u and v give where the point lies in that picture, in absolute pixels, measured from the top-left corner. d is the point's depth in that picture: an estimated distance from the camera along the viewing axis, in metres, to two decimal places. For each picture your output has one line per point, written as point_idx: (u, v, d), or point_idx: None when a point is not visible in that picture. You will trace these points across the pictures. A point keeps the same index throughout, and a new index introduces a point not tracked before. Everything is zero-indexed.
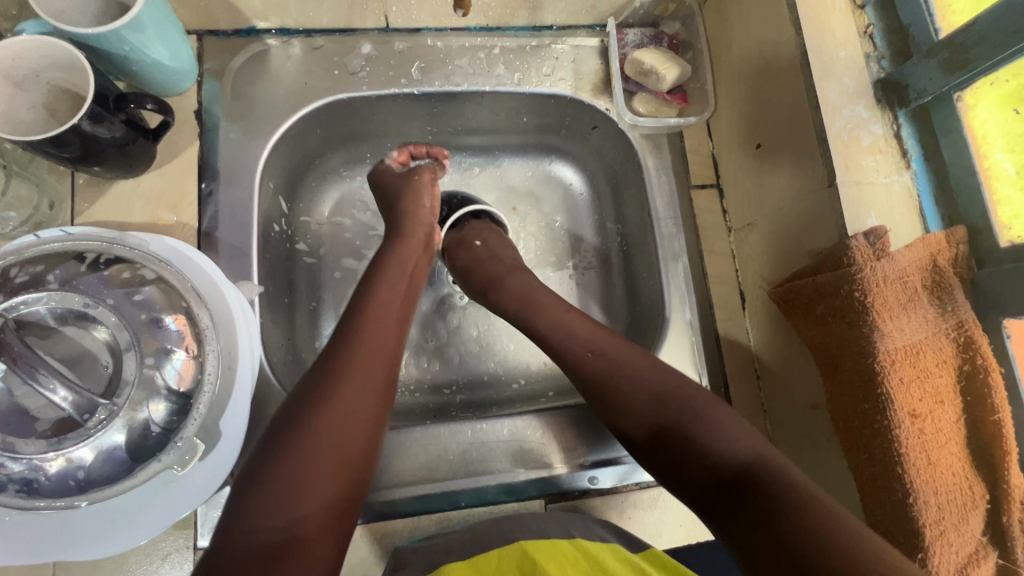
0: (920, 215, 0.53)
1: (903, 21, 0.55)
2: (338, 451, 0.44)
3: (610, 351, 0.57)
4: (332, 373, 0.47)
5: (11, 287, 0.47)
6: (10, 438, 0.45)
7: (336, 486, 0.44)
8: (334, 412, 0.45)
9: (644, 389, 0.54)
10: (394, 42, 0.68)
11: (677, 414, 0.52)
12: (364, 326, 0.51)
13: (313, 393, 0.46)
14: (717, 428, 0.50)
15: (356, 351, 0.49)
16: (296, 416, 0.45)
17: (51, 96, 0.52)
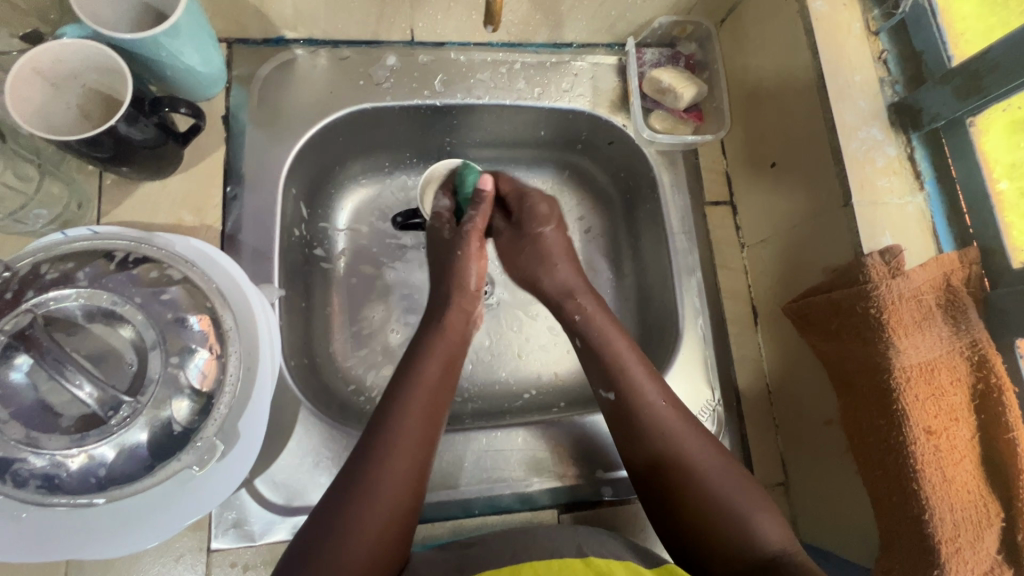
0: (933, 235, 0.55)
1: (916, 48, 0.57)
2: (378, 528, 0.47)
3: (671, 417, 0.56)
4: (391, 438, 0.51)
5: (42, 284, 0.48)
6: (34, 433, 0.45)
7: (387, 544, 0.48)
8: (390, 477, 0.49)
9: (700, 470, 0.53)
10: (418, 55, 0.70)
11: (727, 499, 0.51)
12: (408, 398, 0.54)
13: (371, 457, 0.50)
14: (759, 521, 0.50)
15: (410, 417, 0.53)
16: (357, 479, 0.49)
17: (87, 98, 0.54)
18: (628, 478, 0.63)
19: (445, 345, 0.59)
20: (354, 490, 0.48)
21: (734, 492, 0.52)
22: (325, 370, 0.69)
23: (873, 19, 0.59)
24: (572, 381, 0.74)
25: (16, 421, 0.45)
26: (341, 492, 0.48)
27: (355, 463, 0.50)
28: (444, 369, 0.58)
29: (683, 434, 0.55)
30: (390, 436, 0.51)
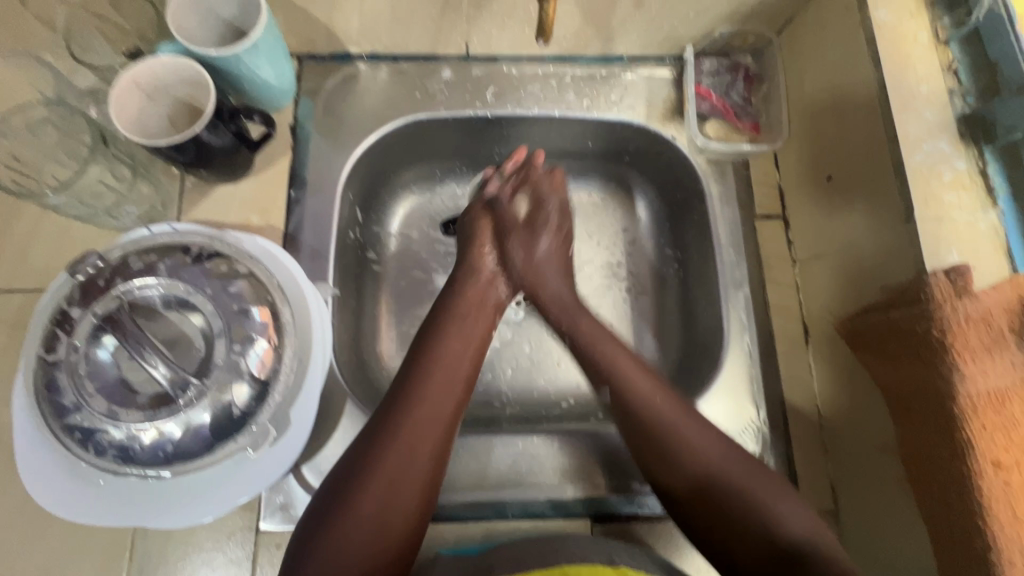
0: (1006, 253, 0.50)
1: (991, 57, 0.54)
2: (406, 474, 0.49)
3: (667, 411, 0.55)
4: (403, 408, 0.52)
5: (129, 273, 0.54)
6: (114, 407, 0.50)
7: (393, 511, 0.48)
8: (399, 444, 0.50)
9: (689, 439, 0.53)
10: (472, 68, 0.72)
11: (749, 490, 0.50)
12: (437, 356, 0.56)
13: (384, 424, 0.51)
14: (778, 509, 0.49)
15: (422, 388, 0.53)
16: (370, 446, 0.50)
17: (175, 108, 0.59)
18: None
19: (467, 320, 0.60)
20: (365, 457, 0.49)
21: (748, 482, 0.51)
22: (372, 367, 0.72)
23: (943, 27, 0.56)
24: None
25: (100, 396, 0.50)
26: (353, 459, 0.50)
27: (369, 431, 0.51)
28: (461, 345, 0.58)
29: (688, 427, 0.53)
30: (402, 406, 0.52)
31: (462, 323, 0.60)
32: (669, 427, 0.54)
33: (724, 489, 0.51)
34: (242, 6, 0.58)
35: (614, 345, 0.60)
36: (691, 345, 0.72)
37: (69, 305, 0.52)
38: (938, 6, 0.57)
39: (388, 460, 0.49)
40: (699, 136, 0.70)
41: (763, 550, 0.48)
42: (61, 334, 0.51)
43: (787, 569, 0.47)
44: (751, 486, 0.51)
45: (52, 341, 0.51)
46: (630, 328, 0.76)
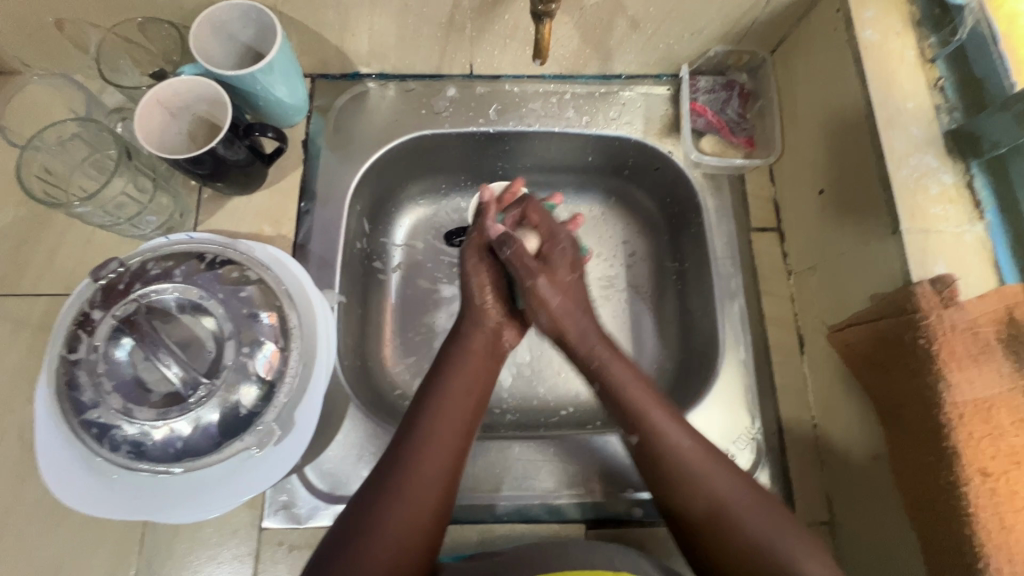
0: (994, 265, 0.51)
1: (976, 75, 0.57)
2: (428, 490, 0.52)
3: (686, 446, 0.54)
4: (418, 445, 0.54)
5: (147, 278, 0.57)
6: (129, 404, 0.52)
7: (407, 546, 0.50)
8: (412, 480, 0.52)
9: (703, 474, 0.53)
10: (476, 87, 0.76)
11: (760, 534, 0.50)
12: (455, 380, 0.59)
13: (399, 461, 0.53)
14: (805, 563, 0.49)
15: (435, 425, 0.56)
16: (385, 483, 0.52)
17: (195, 124, 0.63)
18: None
19: (474, 357, 0.62)
20: (380, 495, 0.51)
21: (759, 525, 0.51)
22: (375, 372, 0.74)
23: (929, 46, 0.58)
24: None
25: (116, 393, 0.53)
26: (369, 495, 0.51)
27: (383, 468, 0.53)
28: (471, 382, 0.60)
29: (701, 463, 0.54)
30: (417, 443, 0.54)
31: (469, 360, 0.62)
32: (682, 464, 0.54)
33: (740, 532, 0.51)
34: (259, 29, 0.61)
35: (638, 383, 0.58)
36: (688, 355, 0.74)
37: (91, 307, 0.55)
38: (925, 26, 0.59)
39: (413, 477, 0.52)
40: (694, 151, 0.73)
41: None
42: (82, 334, 0.54)
43: None
44: (776, 540, 0.50)
45: (74, 341, 0.54)
46: (629, 337, 0.77)
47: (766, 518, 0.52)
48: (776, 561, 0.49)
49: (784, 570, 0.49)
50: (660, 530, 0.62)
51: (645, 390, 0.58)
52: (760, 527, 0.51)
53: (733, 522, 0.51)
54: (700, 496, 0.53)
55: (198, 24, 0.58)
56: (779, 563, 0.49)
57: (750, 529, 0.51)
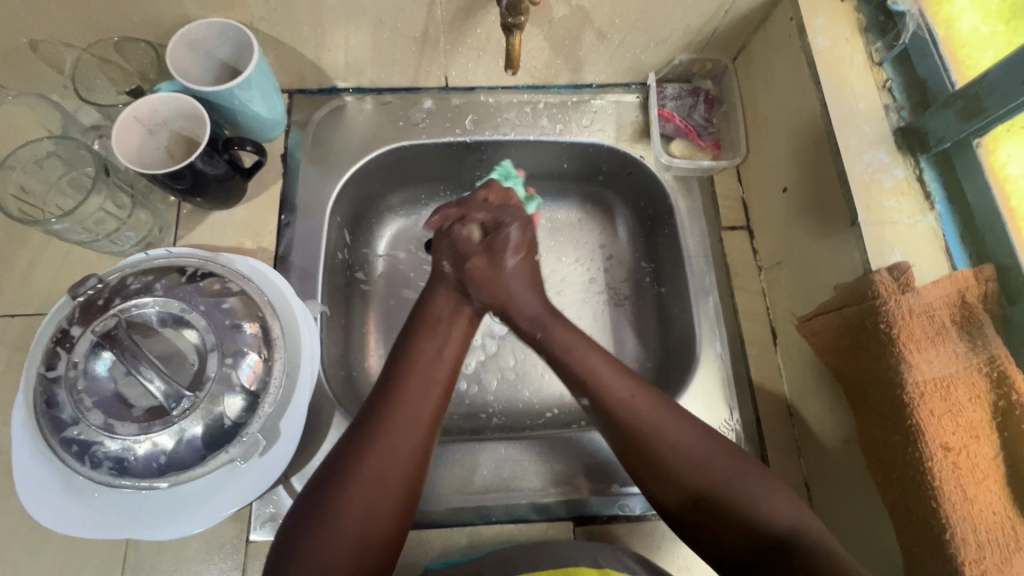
0: (945, 252, 0.55)
1: (921, 76, 0.60)
2: (391, 465, 0.51)
3: (648, 415, 0.55)
4: (387, 412, 0.54)
5: (127, 293, 0.57)
6: (110, 420, 0.52)
7: (371, 523, 0.49)
8: (381, 449, 0.51)
9: (666, 436, 0.53)
10: (452, 99, 0.78)
11: (727, 480, 0.51)
12: (417, 360, 0.58)
13: (368, 429, 0.52)
14: (761, 500, 0.50)
15: (404, 391, 0.55)
16: (352, 448, 0.52)
17: (173, 140, 0.63)
18: (643, 494, 0.63)
19: (441, 328, 0.62)
20: (348, 459, 0.51)
21: (727, 464, 0.52)
22: (360, 382, 0.74)
23: (876, 50, 0.63)
24: None
25: (97, 409, 0.52)
26: (338, 459, 0.51)
27: (351, 435, 0.53)
28: (437, 350, 0.60)
29: (658, 420, 0.55)
30: (385, 409, 0.54)
31: (434, 330, 0.62)
32: (649, 429, 0.54)
33: (706, 481, 0.51)
34: (236, 46, 0.62)
35: (632, 392, 0.57)
36: (667, 353, 0.75)
37: (70, 323, 0.55)
38: (871, 32, 0.63)
39: (376, 453, 0.51)
40: (664, 156, 0.76)
41: (747, 544, 0.49)
42: (61, 351, 0.54)
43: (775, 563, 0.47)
44: (739, 483, 0.51)
45: (52, 359, 0.53)
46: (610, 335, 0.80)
47: (722, 456, 0.53)
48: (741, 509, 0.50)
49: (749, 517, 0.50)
50: (645, 524, 0.63)
51: (646, 406, 0.55)
52: (719, 474, 0.52)
53: (692, 474, 0.52)
54: (662, 447, 0.53)
55: (174, 42, 0.59)
56: (745, 502, 0.50)
57: (711, 477, 0.52)
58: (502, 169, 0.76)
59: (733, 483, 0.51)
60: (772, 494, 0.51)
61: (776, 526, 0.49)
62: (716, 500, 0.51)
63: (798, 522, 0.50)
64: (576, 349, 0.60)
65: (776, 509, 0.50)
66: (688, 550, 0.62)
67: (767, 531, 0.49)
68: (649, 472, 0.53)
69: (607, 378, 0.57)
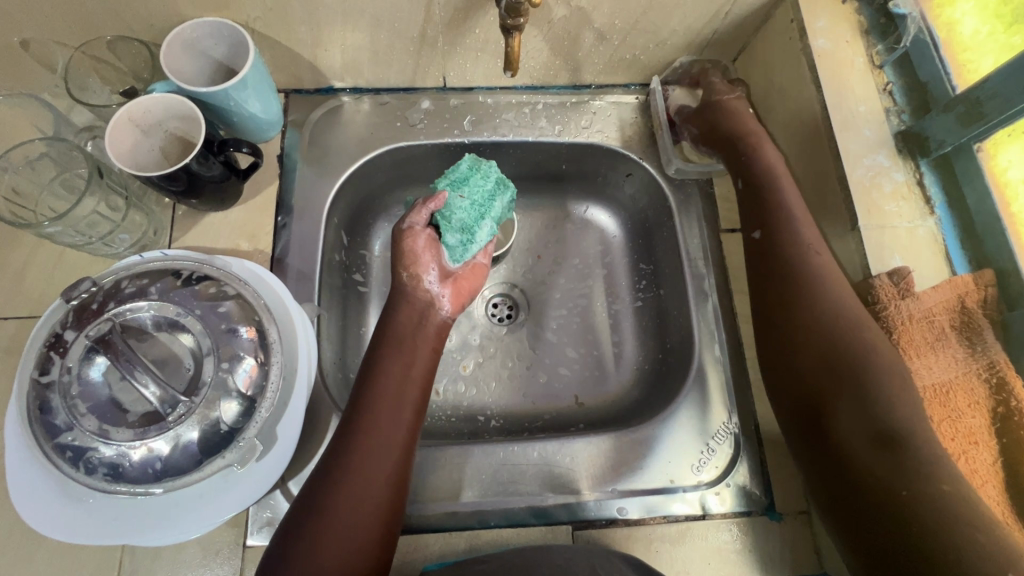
0: (946, 257, 0.55)
1: (922, 79, 0.60)
2: (369, 488, 0.51)
3: (827, 282, 0.54)
4: (354, 443, 0.53)
5: (121, 297, 0.56)
6: (105, 425, 0.51)
7: (357, 549, 0.49)
8: (357, 475, 0.52)
9: (835, 302, 0.53)
10: (450, 99, 0.77)
11: (875, 377, 0.49)
12: (384, 380, 0.58)
13: (342, 455, 0.53)
14: (903, 408, 0.48)
15: (373, 414, 0.55)
16: (323, 485, 0.51)
17: (168, 141, 0.63)
18: (641, 498, 0.63)
19: (404, 349, 0.62)
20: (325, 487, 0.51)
21: (881, 355, 0.50)
22: None
23: (877, 53, 0.62)
24: (592, 404, 0.76)
25: (91, 415, 0.52)
26: (310, 498, 0.51)
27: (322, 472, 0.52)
28: (404, 368, 0.60)
29: (833, 285, 0.54)
30: (353, 441, 0.53)
31: (400, 347, 0.61)
32: (820, 299, 0.53)
33: (874, 377, 0.49)
34: (231, 46, 0.61)
35: (847, 292, 0.53)
36: (666, 355, 0.75)
37: (63, 328, 0.54)
38: (872, 35, 0.63)
39: (353, 478, 0.51)
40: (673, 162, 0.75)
41: (867, 438, 0.48)
42: (54, 356, 0.53)
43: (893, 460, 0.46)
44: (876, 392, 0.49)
45: (46, 364, 0.53)
46: (609, 336, 0.80)
47: (883, 344, 0.50)
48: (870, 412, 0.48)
49: (881, 424, 0.48)
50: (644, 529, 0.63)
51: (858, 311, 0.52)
52: (865, 373, 0.49)
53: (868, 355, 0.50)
54: (846, 327, 0.51)
55: (169, 42, 0.59)
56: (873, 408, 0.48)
57: (855, 365, 0.50)
58: (459, 173, 0.67)
59: (860, 374, 0.49)
60: (906, 390, 0.48)
61: (901, 426, 0.47)
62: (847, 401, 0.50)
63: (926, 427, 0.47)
64: (794, 214, 0.60)
65: (912, 421, 0.47)
66: (686, 553, 0.61)
67: (890, 429, 0.47)
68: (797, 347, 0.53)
69: (815, 253, 0.56)
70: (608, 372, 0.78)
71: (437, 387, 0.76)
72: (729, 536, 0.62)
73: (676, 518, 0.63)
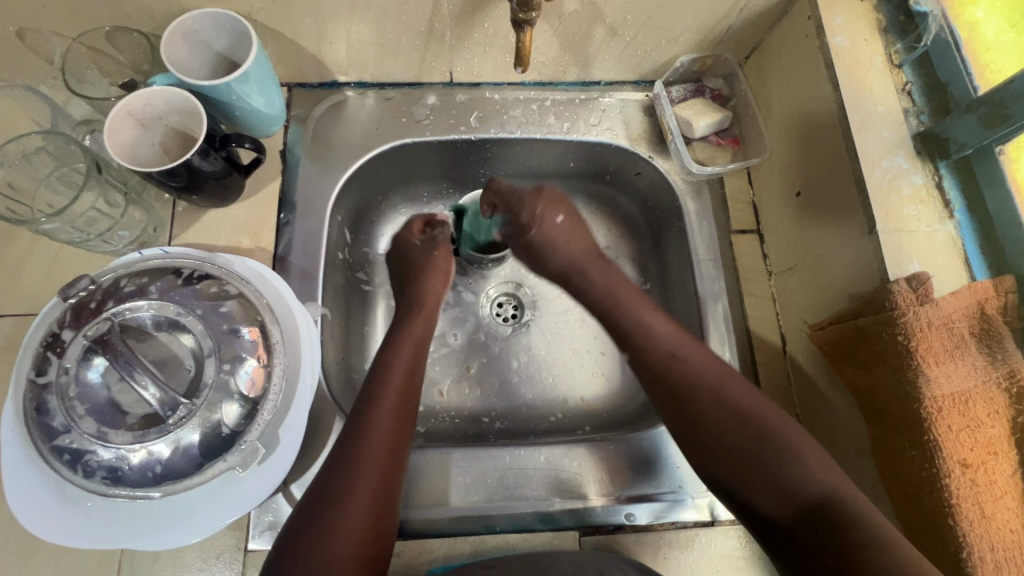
0: (965, 262, 0.54)
1: (942, 80, 0.58)
2: (378, 470, 0.52)
3: (701, 361, 0.58)
4: (353, 448, 0.53)
5: (120, 295, 0.55)
6: (104, 428, 0.50)
7: (367, 531, 0.50)
8: (368, 458, 0.52)
9: (717, 379, 0.57)
10: (457, 94, 0.76)
11: (774, 440, 0.53)
12: (390, 370, 0.59)
13: (352, 437, 0.53)
14: (800, 459, 0.51)
15: (381, 400, 0.56)
16: (326, 493, 0.50)
17: (168, 136, 0.61)
18: (650, 503, 0.62)
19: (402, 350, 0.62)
20: (337, 467, 0.52)
21: (770, 421, 0.54)
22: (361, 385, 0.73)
23: (896, 52, 0.61)
24: (598, 406, 0.75)
25: (89, 417, 0.50)
26: (314, 503, 0.50)
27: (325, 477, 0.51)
28: (413, 356, 0.62)
29: (706, 366, 0.58)
30: (363, 420, 0.54)
31: (410, 339, 0.64)
32: (699, 382, 0.57)
33: (775, 444, 0.52)
34: (233, 38, 0.60)
35: (711, 369, 0.57)
36: None
37: (61, 328, 0.53)
38: (891, 32, 0.62)
39: (364, 462, 0.52)
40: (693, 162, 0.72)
41: (786, 502, 0.50)
42: (51, 356, 0.52)
43: (815, 520, 0.48)
44: (784, 452, 0.52)
45: (43, 364, 0.51)
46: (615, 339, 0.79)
47: (772, 412, 0.55)
48: (775, 469, 0.51)
49: (783, 481, 0.51)
50: (652, 534, 0.62)
51: (735, 383, 0.56)
52: (758, 429, 0.54)
53: (755, 427, 0.54)
54: (715, 403, 0.55)
55: (170, 33, 0.57)
56: (784, 465, 0.51)
57: (760, 433, 0.53)
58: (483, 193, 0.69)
59: (776, 441, 0.53)
60: (815, 457, 0.52)
61: (815, 485, 0.50)
62: (770, 460, 0.52)
63: (835, 485, 0.50)
64: (630, 305, 0.64)
65: (818, 473, 0.51)
66: (697, 559, 0.61)
67: (806, 492, 0.50)
68: (699, 426, 0.55)
69: (659, 334, 0.61)
70: (614, 374, 0.77)
71: (441, 387, 0.75)
72: (738, 543, 0.62)
73: (685, 524, 0.62)
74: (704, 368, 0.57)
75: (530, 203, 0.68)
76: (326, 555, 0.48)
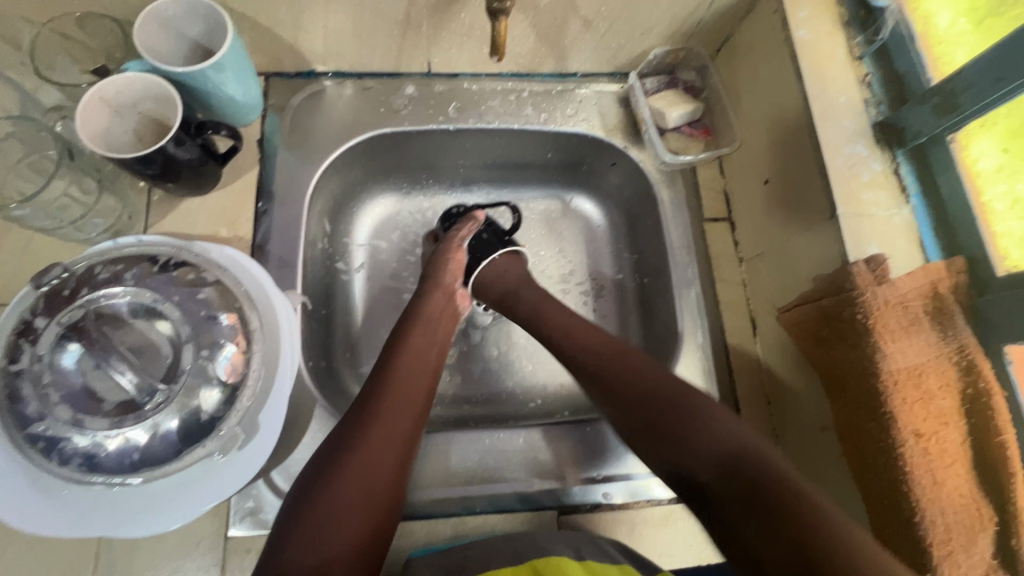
0: (920, 245, 0.57)
1: (899, 71, 0.61)
2: (388, 438, 0.52)
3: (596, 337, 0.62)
4: (362, 422, 0.53)
5: (94, 282, 0.54)
6: (79, 415, 0.50)
7: (376, 495, 0.50)
8: (379, 427, 0.53)
9: (606, 353, 0.60)
10: (435, 85, 0.76)
11: (673, 397, 0.53)
12: (405, 351, 0.61)
13: (365, 406, 0.54)
14: (693, 406, 0.52)
15: (395, 377, 0.58)
16: (345, 434, 0.52)
17: (142, 123, 0.61)
18: (626, 482, 0.64)
19: (430, 326, 0.65)
20: (348, 432, 0.52)
21: (649, 378, 0.56)
22: (342, 373, 0.73)
23: (857, 45, 0.64)
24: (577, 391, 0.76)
25: (64, 404, 0.50)
26: (319, 467, 0.50)
27: (345, 421, 0.53)
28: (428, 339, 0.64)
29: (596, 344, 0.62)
30: (376, 394, 0.55)
31: (423, 324, 0.65)
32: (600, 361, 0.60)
33: (673, 405, 0.53)
34: (208, 25, 0.59)
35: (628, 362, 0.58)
36: (649, 342, 0.76)
37: (33, 315, 0.52)
38: (852, 26, 0.64)
39: (375, 430, 0.52)
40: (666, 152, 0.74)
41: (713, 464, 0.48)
42: (24, 343, 0.51)
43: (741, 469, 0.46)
44: (691, 398, 0.53)
45: (16, 352, 0.51)
46: (593, 326, 0.80)
47: (647, 367, 0.57)
48: (668, 415, 0.52)
49: (705, 441, 0.49)
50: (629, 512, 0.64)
51: (615, 350, 0.60)
52: (647, 383, 0.56)
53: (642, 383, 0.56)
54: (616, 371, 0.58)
55: (144, 19, 0.56)
56: (696, 419, 0.51)
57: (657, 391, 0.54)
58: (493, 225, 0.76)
59: (665, 391, 0.54)
60: (709, 402, 0.52)
61: (722, 446, 0.48)
62: (680, 416, 0.52)
63: (751, 438, 0.48)
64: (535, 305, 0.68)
65: (720, 426, 0.50)
66: (671, 535, 0.63)
67: (726, 449, 0.48)
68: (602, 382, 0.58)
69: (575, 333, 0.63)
70: None
71: None
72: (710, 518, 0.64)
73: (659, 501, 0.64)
74: (601, 346, 0.61)
75: (456, 241, 0.73)
76: (335, 514, 0.47)
